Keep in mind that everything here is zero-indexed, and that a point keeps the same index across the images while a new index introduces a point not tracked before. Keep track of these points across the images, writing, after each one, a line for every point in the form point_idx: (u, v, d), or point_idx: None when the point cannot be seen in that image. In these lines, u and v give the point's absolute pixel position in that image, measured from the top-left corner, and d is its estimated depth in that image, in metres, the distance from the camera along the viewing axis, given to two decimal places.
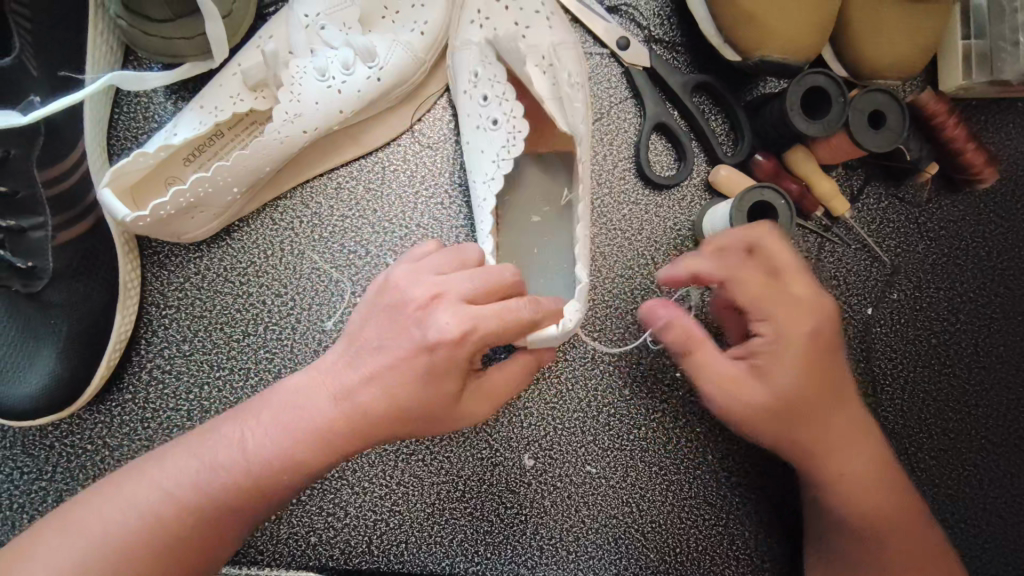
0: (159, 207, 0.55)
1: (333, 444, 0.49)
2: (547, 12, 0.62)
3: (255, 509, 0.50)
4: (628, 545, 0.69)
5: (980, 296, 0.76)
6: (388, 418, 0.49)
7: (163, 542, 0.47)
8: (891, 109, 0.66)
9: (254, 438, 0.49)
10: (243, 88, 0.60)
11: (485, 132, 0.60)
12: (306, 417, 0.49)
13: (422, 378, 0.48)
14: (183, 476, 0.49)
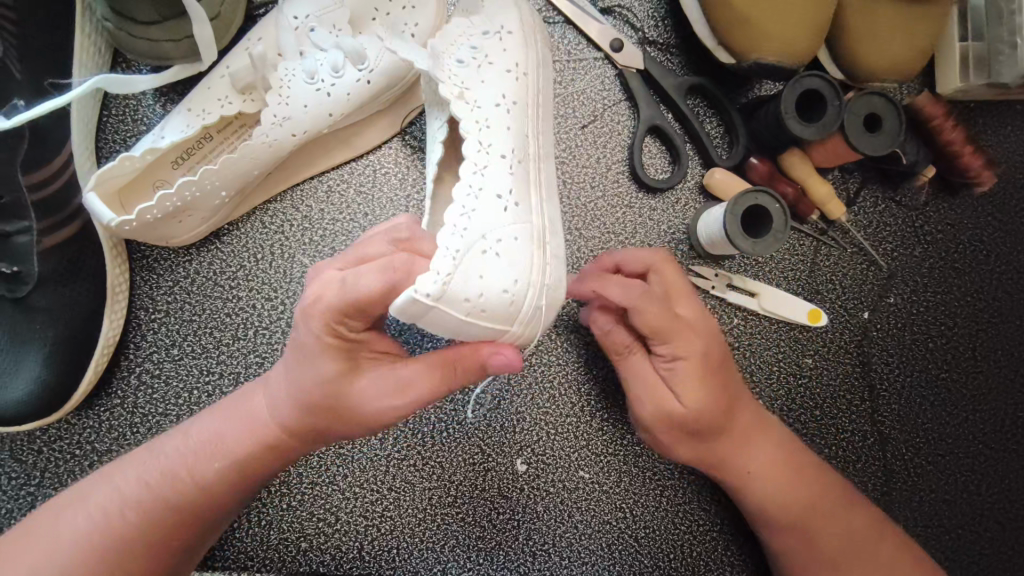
0: (146, 211, 0.55)
1: (261, 439, 0.53)
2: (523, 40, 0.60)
3: (208, 506, 0.53)
4: (622, 551, 0.69)
5: (977, 299, 0.75)
6: (312, 412, 0.51)
7: (115, 540, 0.51)
8: (887, 113, 0.65)
9: (192, 432, 0.54)
10: (231, 91, 0.59)
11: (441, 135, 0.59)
12: (244, 414, 0.54)
13: (333, 373, 0.50)
14: (142, 475, 0.53)
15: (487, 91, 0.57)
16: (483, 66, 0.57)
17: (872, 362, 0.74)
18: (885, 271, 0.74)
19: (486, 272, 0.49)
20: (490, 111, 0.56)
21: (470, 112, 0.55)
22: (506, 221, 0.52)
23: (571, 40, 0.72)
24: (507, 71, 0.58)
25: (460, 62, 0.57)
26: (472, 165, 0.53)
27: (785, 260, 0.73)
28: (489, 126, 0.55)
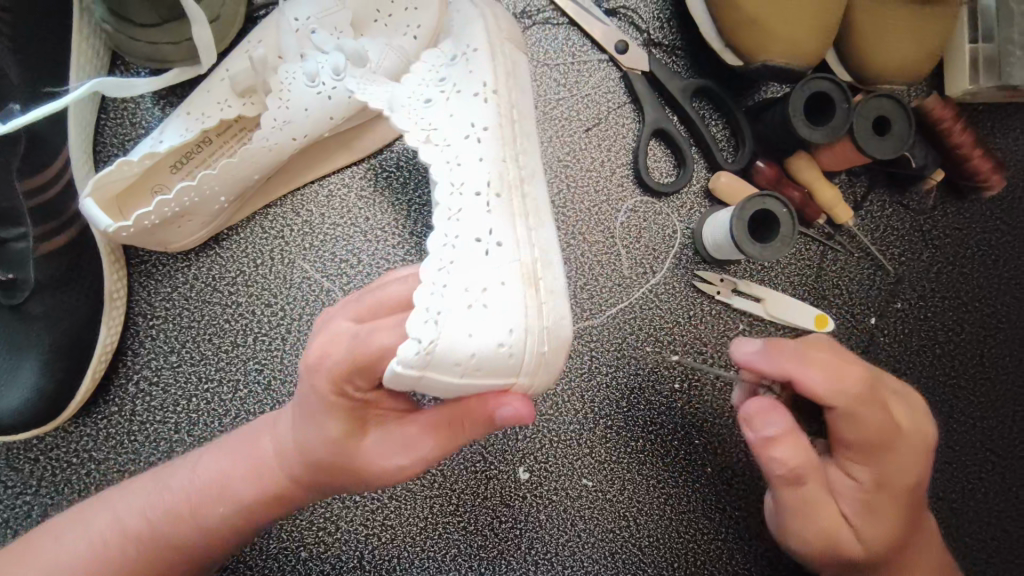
0: (144, 217, 0.54)
1: (266, 484, 0.52)
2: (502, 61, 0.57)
3: (196, 544, 0.53)
4: (625, 560, 0.68)
5: (986, 305, 0.74)
6: (313, 460, 0.51)
7: (104, 569, 0.51)
8: (896, 115, 0.64)
9: (197, 470, 0.53)
10: (231, 94, 0.59)
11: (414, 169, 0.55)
12: (248, 458, 0.53)
13: (336, 425, 0.49)
14: (130, 507, 0.53)
15: (456, 125, 0.54)
16: (451, 98, 0.55)
17: (879, 369, 0.73)
18: (892, 276, 0.74)
19: (467, 322, 0.46)
20: (458, 146, 0.53)
21: (442, 155, 0.52)
22: (489, 265, 0.49)
23: (575, 42, 0.71)
24: (473, 98, 0.55)
25: (427, 100, 0.55)
26: (445, 213, 0.51)
27: (791, 265, 0.72)
28: (462, 163, 0.52)
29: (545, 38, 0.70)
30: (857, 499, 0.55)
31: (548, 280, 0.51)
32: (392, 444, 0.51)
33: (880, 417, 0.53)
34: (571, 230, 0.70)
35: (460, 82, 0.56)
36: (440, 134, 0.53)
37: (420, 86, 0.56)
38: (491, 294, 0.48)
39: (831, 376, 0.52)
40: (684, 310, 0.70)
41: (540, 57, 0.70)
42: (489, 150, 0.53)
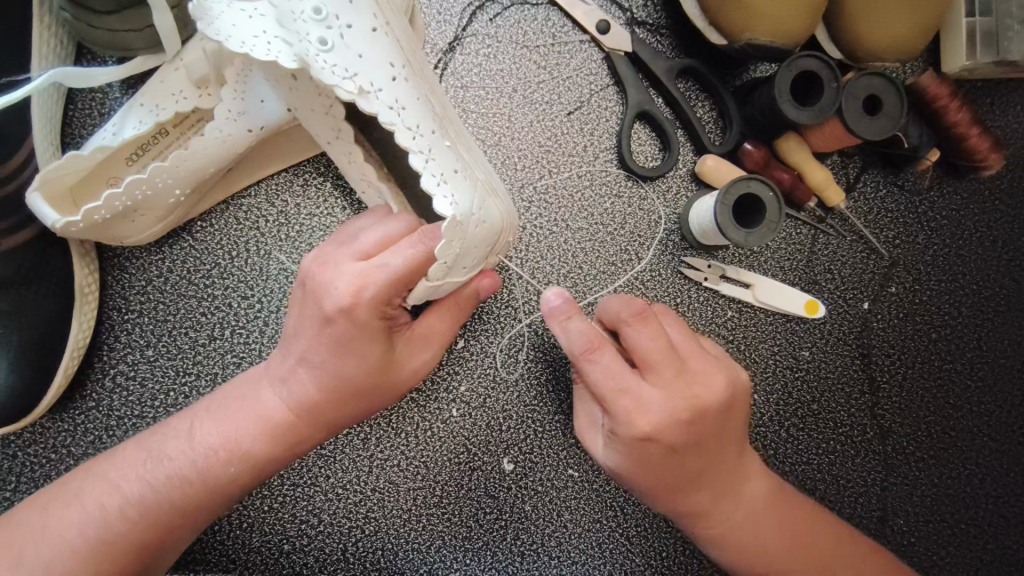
0: (93, 212, 0.53)
1: (280, 435, 0.53)
2: None
3: (201, 506, 0.52)
4: (613, 550, 0.67)
5: (983, 287, 0.72)
6: (330, 396, 0.52)
7: (109, 534, 0.50)
8: (888, 93, 0.62)
9: (198, 432, 0.53)
10: (186, 84, 0.57)
11: (389, 122, 0.46)
12: (252, 410, 0.53)
13: (365, 359, 0.51)
14: (129, 471, 0.52)
15: (376, 70, 0.47)
16: (347, 33, 0.46)
17: (872, 354, 0.71)
18: (886, 260, 0.72)
19: (471, 243, 0.48)
20: (392, 87, 0.47)
21: (387, 106, 0.47)
22: (473, 190, 0.49)
23: (556, 23, 0.69)
24: (375, 31, 0.48)
25: (324, 45, 0.46)
26: (433, 178, 0.46)
27: (781, 249, 0.70)
28: (405, 105, 0.47)
29: (523, 19, 0.68)
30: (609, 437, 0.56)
31: (492, 184, 0.54)
32: (417, 354, 0.55)
33: (608, 374, 0.53)
34: (554, 217, 0.68)
35: (343, 11, 0.47)
36: (386, 98, 0.47)
37: (305, 36, 0.46)
38: (483, 208, 0.49)
39: (584, 340, 0.54)
40: (670, 297, 0.68)
41: (519, 39, 0.68)
42: (415, 91, 0.49)
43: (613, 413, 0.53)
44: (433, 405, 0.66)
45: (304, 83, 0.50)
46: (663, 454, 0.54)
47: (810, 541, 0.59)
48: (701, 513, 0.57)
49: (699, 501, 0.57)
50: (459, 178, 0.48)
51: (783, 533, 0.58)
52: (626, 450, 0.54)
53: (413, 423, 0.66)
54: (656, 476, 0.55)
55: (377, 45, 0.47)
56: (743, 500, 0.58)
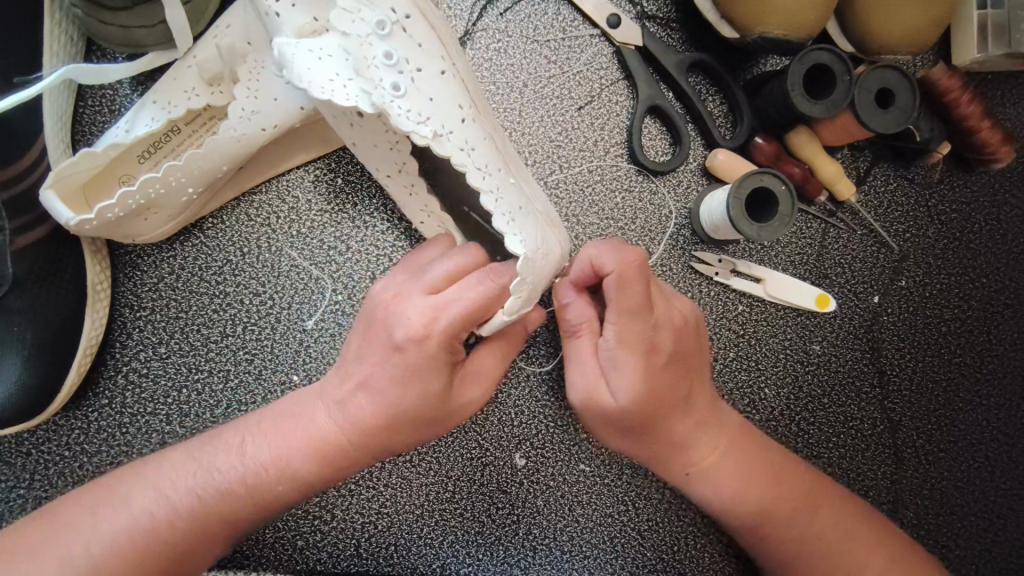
0: (106, 210, 0.53)
1: (332, 457, 0.53)
2: (413, 30, 0.49)
3: (246, 518, 0.53)
4: (624, 544, 0.67)
5: (993, 281, 0.72)
6: (390, 420, 0.52)
7: (156, 540, 0.51)
8: (900, 86, 0.62)
9: (250, 448, 0.53)
10: (198, 82, 0.57)
11: (463, 163, 0.48)
12: (306, 428, 0.53)
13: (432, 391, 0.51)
14: (179, 480, 0.52)
15: (446, 112, 0.48)
16: (416, 77, 0.48)
17: (883, 348, 0.71)
18: (897, 253, 0.72)
19: (541, 273, 0.48)
20: (461, 127, 0.48)
21: (456, 146, 0.48)
22: (538, 225, 0.49)
23: (566, 17, 0.68)
24: (440, 72, 0.49)
25: (396, 90, 0.46)
26: (504, 217, 0.47)
27: (792, 243, 0.70)
28: (472, 145, 0.49)
29: (534, 12, 0.68)
30: (609, 363, 0.54)
31: (547, 210, 0.55)
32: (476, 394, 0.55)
33: (623, 290, 0.51)
34: (564, 212, 0.68)
35: (411, 57, 0.48)
36: (456, 139, 0.48)
37: (378, 81, 0.46)
38: (546, 241, 0.49)
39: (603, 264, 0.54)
40: (681, 292, 0.68)
41: (530, 33, 0.68)
42: (479, 130, 0.50)
43: (619, 327, 0.53)
44: None
45: (370, 120, 0.53)
46: (667, 370, 0.55)
47: (821, 525, 0.59)
48: (692, 440, 0.58)
49: (689, 430, 0.57)
50: (527, 216, 0.49)
51: (771, 481, 0.59)
52: (636, 371, 0.54)
53: None
54: (659, 400, 0.55)
55: (444, 89, 0.49)
56: (728, 438, 0.59)
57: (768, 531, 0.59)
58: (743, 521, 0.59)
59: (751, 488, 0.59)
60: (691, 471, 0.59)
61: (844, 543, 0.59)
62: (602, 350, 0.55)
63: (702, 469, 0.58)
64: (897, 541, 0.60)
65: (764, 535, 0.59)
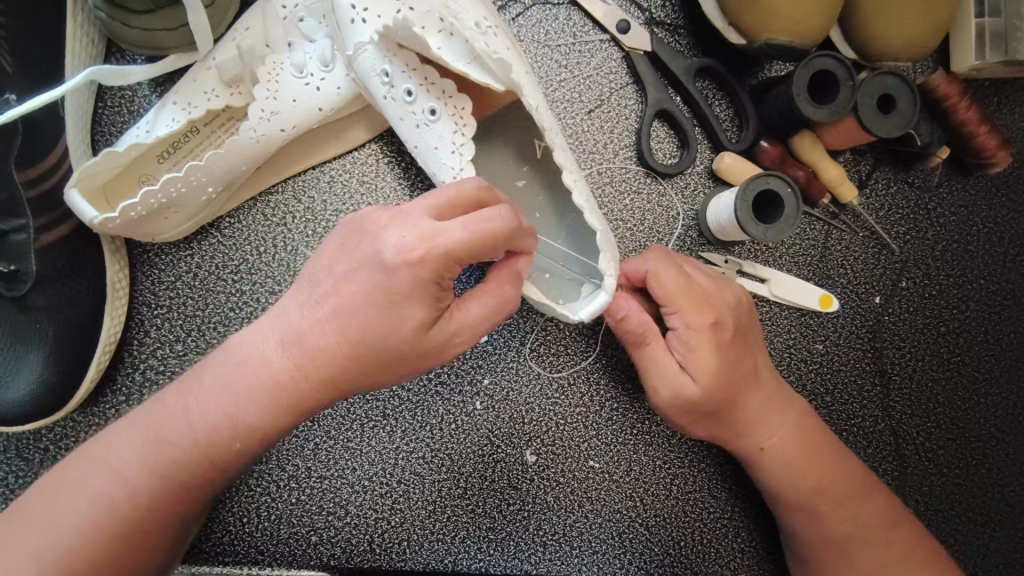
0: (130, 208, 0.54)
1: (279, 397, 0.48)
2: (503, 40, 0.55)
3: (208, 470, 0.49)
4: (633, 540, 0.68)
5: (991, 282, 0.74)
6: (349, 354, 0.47)
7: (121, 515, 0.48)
8: (903, 92, 0.63)
9: (195, 405, 0.48)
10: (218, 83, 0.58)
11: (556, 139, 0.51)
12: (248, 369, 0.48)
13: (403, 316, 0.46)
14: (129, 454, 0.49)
15: (537, 98, 0.52)
16: (512, 65, 0.52)
17: (885, 348, 0.73)
18: (898, 255, 0.73)
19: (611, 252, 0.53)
20: (547, 116, 0.52)
21: (549, 125, 0.51)
22: (599, 214, 0.54)
23: (576, 22, 0.70)
24: (525, 72, 0.54)
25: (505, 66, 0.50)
26: (582, 195, 0.51)
27: (796, 244, 0.72)
28: (556, 132, 0.52)
29: (545, 18, 0.70)
30: (683, 351, 0.59)
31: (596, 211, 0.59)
32: (465, 338, 0.49)
33: (679, 282, 0.60)
34: None
35: (506, 52, 0.53)
36: (547, 121, 0.52)
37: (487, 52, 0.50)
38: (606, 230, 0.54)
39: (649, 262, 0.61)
40: None
41: (542, 38, 0.70)
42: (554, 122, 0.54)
43: (688, 316, 0.59)
44: (457, 398, 0.67)
45: (445, 114, 0.54)
46: (734, 352, 0.60)
47: (856, 513, 0.62)
48: (758, 417, 0.61)
49: (759, 409, 0.61)
50: (592, 205, 0.54)
51: (824, 468, 0.62)
52: (709, 350, 0.58)
53: (437, 416, 0.67)
54: (733, 383, 0.59)
55: (530, 86, 0.53)
56: (789, 410, 0.62)
57: (822, 514, 0.62)
58: (789, 497, 0.62)
59: (811, 465, 0.62)
60: (764, 449, 0.61)
61: (879, 530, 0.62)
62: (672, 343, 0.60)
63: (772, 444, 0.61)
64: (897, 532, 0.62)
65: (814, 519, 0.62)
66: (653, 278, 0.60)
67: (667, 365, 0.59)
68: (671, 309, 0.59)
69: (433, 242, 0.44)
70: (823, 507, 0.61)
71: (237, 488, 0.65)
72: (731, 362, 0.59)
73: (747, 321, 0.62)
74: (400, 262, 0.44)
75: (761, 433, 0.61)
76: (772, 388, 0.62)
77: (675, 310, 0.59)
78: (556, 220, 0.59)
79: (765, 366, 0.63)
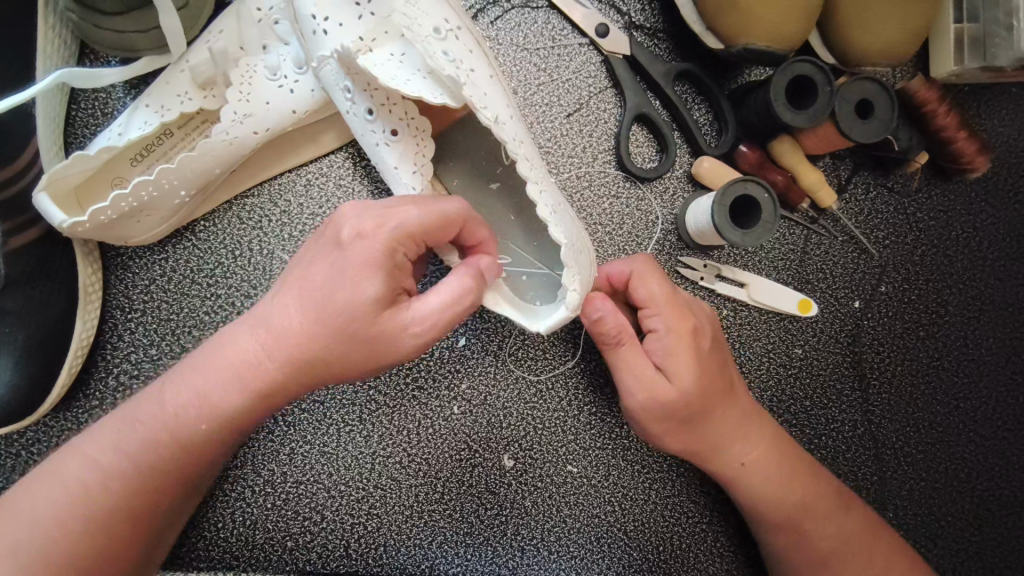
0: (99, 212, 0.53)
1: (247, 382, 0.48)
2: (469, 43, 0.53)
3: (182, 463, 0.50)
4: (611, 544, 0.68)
5: (970, 287, 0.74)
6: (309, 343, 0.47)
7: (88, 510, 0.48)
8: (880, 97, 0.63)
9: (169, 393, 0.49)
10: (191, 86, 0.58)
11: (518, 150, 0.50)
12: (222, 356, 0.49)
13: (355, 294, 0.45)
14: (104, 442, 0.49)
15: (498, 107, 0.51)
16: (470, 73, 0.51)
17: (863, 353, 0.73)
18: (877, 260, 0.73)
19: (582, 264, 0.51)
20: (511, 125, 0.51)
21: (509, 136, 0.50)
22: (570, 223, 0.53)
23: (555, 26, 0.70)
24: (490, 77, 0.53)
25: (457, 79, 0.49)
26: (546, 206, 0.49)
27: (775, 249, 0.72)
28: (520, 141, 0.51)
29: (524, 21, 0.69)
30: (663, 357, 0.59)
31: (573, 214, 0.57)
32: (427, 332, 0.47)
33: (662, 290, 0.59)
34: None
35: (466, 58, 0.51)
36: (508, 130, 0.50)
37: (439, 68, 0.49)
38: (578, 240, 0.52)
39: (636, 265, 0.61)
40: None
41: (520, 41, 0.69)
42: (521, 132, 0.53)
43: (665, 322, 0.59)
44: (434, 402, 0.67)
45: (405, 137, 0.54)
46: (711, 359, 0.60)
47: (832, 517, 0.62)
48: (734, 430, 0.61)
49: (737, 421, 0.61)
50: (563, 213, 0.52)
51: (799, 475, 0.62)
52: (689, 359, 0.58)
53: (415, 421, 0.67)
54: (711, 391, 0.59)
55: (494, 93, 0.52)
56: (763, 423, 0.63)
57: (799, 520, 0.62)
58: (772, 509, 0.62)
59: (784, 481, 0.62)
60: (741, 462, 0.61)
61: (856, 534, 0.62)
62: (653, 348, 0.59)
63: (750, 455, 0.61)
64: (868, 531, 0.62)
65: (798, 523, 0.62)
66: (637, 284, 0.60)
67: (642, 368, 0.58)
68: (653, 316, 0.59)
69: (389, 220, 0.46)
70: (799, 511, 0.62)
71: (212, 493, 0.64)
72: (711, 370, 0.60)
73: (719, 335, 0.62)
74: (356, 242, 0.46)
75: (739, 445, 0.61)
76: (747, 402, 0.62)
77: (655, 313, 0.59)
78: (531, 225, 0.59)
79: (738, 379, 0.63)
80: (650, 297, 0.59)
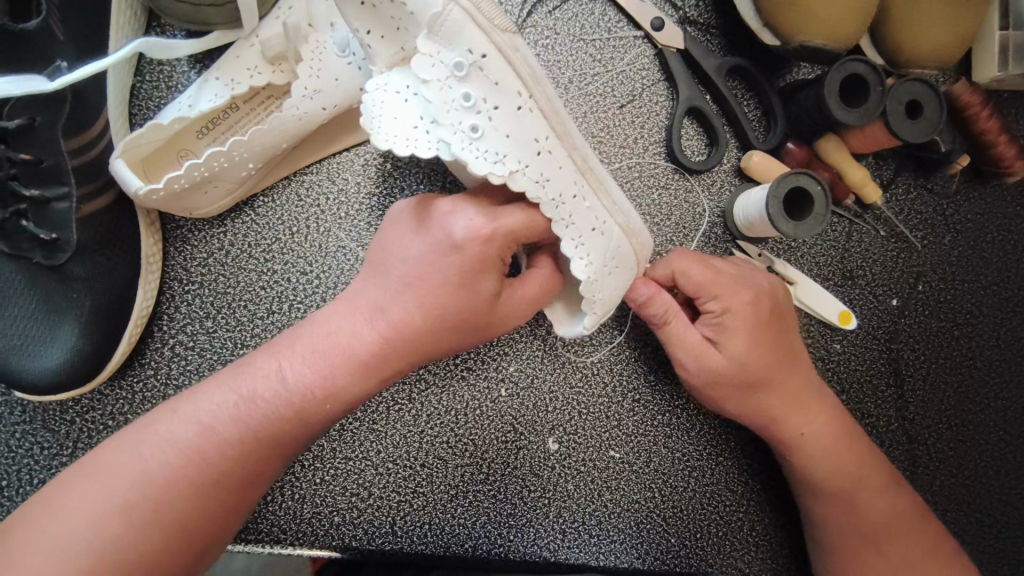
0: (173, 180, 0.54)
1: (369, 367, 0.50)
2: (499, 77, 0.47)
3: (295, 438, 0.50)
4: (651, 530, 0.69)
5: (1004, 289, 0.76)
6: (430, 330, 0.51)
7: (197, 475, 0.47)
8: (929, 100, 0.65)
9: (287, 372, 0.49)
10: (261, 60, 0.58)
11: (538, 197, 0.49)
12: (339, 345, 0.50)
13: (477, 292, 0.51)
14: (217, 409, 0.49)
15: (522, 149, 0.48)
16: (491, 115, 0.47)
17: (900, 351, 0.74)
18: (915, 260, 0.75)
19: (606, 291, 0.53)
20: (537, 163, 0.48)
21: (528, 183, 0.48)
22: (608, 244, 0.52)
23: (611, 18, 0.71)
24: (519, 113, 0.48)
25: (474, 133, 0.46)
26: (572, 243, 0.50)
27: (817, 245, 0.73)
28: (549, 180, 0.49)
29: (581, 12, 0.70)
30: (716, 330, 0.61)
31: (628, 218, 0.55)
32: (518, 315, 0.55)
33: (706, 274, 0.61)
34: None
35: (490, 98, 0.47)
36: (531, 174, 0.48)
37: (454, 125, 0.46)
38: (614, 257, 0.53)
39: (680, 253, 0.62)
40: None
41: (576, 32, 0.71)
42: (555, 159, 0.49)
43: (722, 303, 0.60)
44: (481, 384, 0.68)
45: None
46: (770, 335, 0.61)
47: (874, 504, 0.63)
48: (790, 407, 0.62)
49: (792, 397, 0.62)
50: (597, 234, 0.51)
51: (858, 454, 0.63)
52: (745, 337, 0.60)
53: (463, 402, 0.68)
54: (767, 364, 0.61)
55: (519, 131, 0.48)
56: (823, 404, 0.64)
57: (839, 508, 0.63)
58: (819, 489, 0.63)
59: (836, 460, 0.63)
60: (802, 435, 0.62)
61: (904, 528, 0.63)
62: (702, 325, 0.62)
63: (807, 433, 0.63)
64: (916, 525, 0.63)
65: (845, 513, 0.63)
66: (682, 270, 0.60)
67: (690, 339, 0.60)
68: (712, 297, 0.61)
69: (500, 220, 0.50)
70: (841, 500, 0.63)
71: None
72: (767, 347, 0.61)
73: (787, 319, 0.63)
74: (472, 239, 0.49)
75: (794, 421, 0.62)
76: (807, 385, 0.63)
77: (706, 298, 0.61)
78: None
79: (801, 360, 0.64)
80: (700, 285, 0.61)
